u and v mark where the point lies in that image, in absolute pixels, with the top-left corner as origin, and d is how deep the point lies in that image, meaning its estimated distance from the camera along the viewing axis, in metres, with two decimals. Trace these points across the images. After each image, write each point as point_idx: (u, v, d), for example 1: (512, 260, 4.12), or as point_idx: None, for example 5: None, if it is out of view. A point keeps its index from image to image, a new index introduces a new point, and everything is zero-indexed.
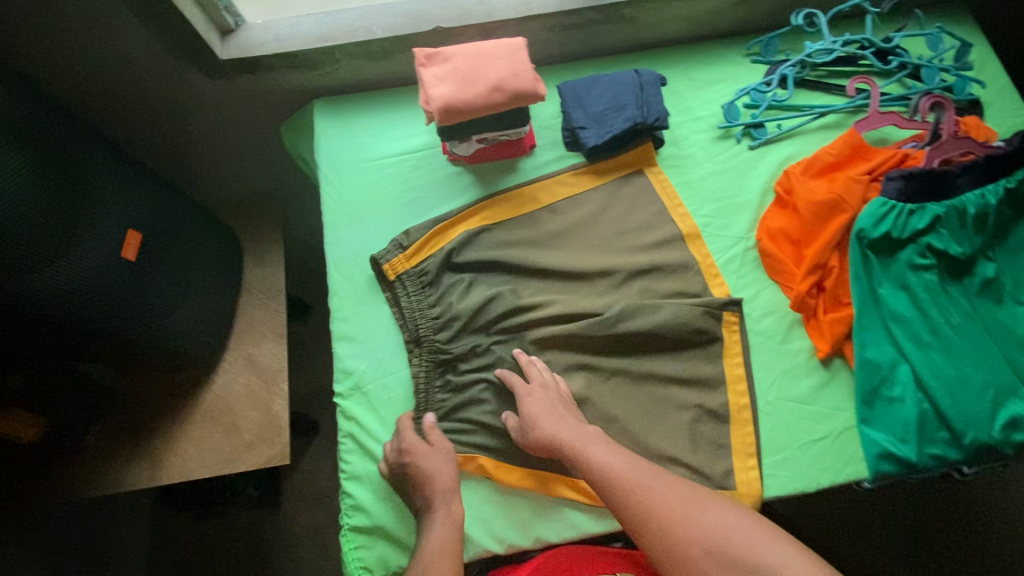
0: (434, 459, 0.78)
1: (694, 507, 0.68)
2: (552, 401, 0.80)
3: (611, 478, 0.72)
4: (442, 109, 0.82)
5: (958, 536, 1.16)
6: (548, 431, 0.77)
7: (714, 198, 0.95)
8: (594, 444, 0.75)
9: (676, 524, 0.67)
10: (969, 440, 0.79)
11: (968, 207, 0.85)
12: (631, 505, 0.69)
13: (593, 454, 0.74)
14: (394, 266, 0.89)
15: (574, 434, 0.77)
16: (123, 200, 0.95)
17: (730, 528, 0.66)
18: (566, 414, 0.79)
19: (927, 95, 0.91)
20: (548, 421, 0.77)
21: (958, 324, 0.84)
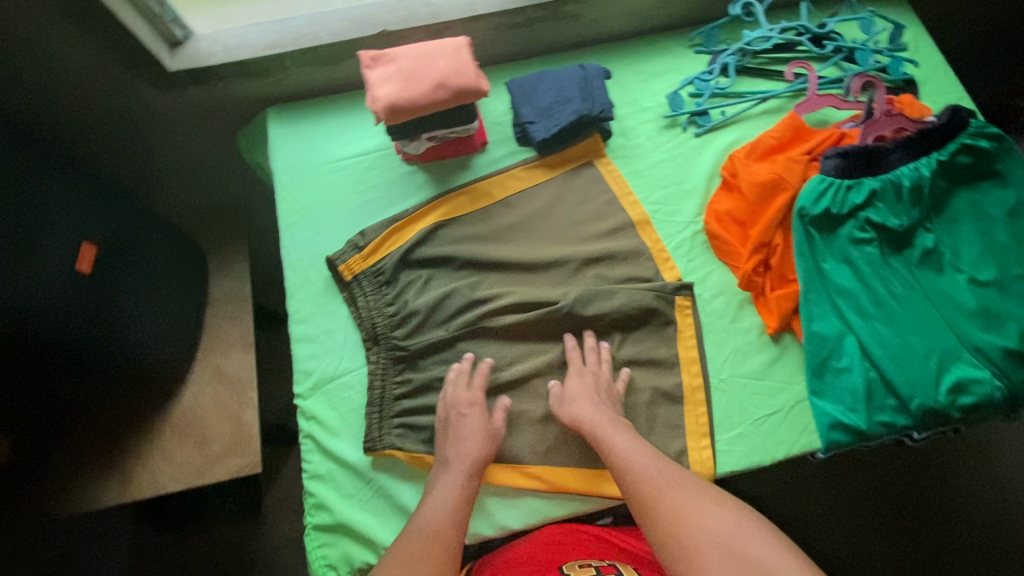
0: (472, 425, 0.80)
1: (706, 503, 0.68)
2: (591, 386, 0.82)
3: (631, 468, 0.74)
4: (387, 108, 0.83)
5: (931, 511, 1.17)
6: (585, 409, 0.80)
7: (663, 185, 0.98)
8: (619, 431, 0.78)
9: (688, 515, 0.67)
10: (915, 406, 0.81)
11: (903, 181, 0.88)
12: (645, 500, 0.70)
13: (617, 436, 0.77)
14: (351, 266, 0.90)
15: (603, 418, 0.79)
16: (76, 213, 0.95)
17: (739, 528, 0.64)
18: (600, 401, 0.81)
19: (859, 76, 0.96)
20: (584, 402, 0.81)
21: (901, 294, 0.86)
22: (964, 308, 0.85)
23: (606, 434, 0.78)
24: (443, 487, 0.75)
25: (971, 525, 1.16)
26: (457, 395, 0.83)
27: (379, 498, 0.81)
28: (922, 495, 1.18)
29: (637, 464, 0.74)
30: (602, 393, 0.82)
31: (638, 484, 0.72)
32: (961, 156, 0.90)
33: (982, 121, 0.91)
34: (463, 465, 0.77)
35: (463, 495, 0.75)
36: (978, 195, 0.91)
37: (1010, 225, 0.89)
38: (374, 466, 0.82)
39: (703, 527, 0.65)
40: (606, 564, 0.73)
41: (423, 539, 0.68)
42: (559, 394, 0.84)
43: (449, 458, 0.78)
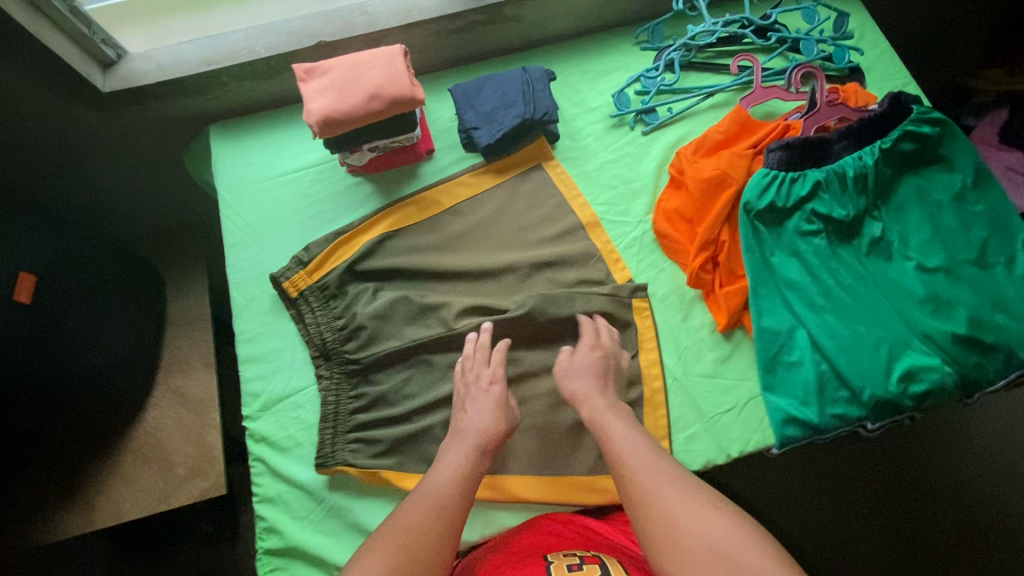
0: (485, 403, 0.78)
1: (702, 506, 0.63)
2: (600, 365, 0.82)
3: (625, 458, 0.71)
4: (321, 122, 0.81)
5: (916, 490, 1.17)
6: (580, 392, 0.80)
7: (612, 186, 0.97)
8: (611, 416, 0.77)
9: (682, 519, 0.62)
10: (867, 397, 0.81)
11: (847, 170, 0.87)
12: (641, 499, 0.66)
13: (612, 424, 0.76)
14: (295, 283, 0.88)
15: (597, 406, 0.78)
16: (12, 243, 0.94)
17: (735, 538, 0.59)
18: (606, 384, 0.81)
19: (798, 67, 0.95)
20: (587, 381, 0.81)
21: (850, 285, 0.86)
22: (914, 295, 0.85)
23: (602, 422, 0.76)
24: (451, 459, 0.73)
25: (945, 506, 1.16)
26: (477, 369, 0.82)
27: (331, 518, 0.79)
28: (897, 479, 1.18)
29: (636, 458, 0.70)
30: (608, 373, 0.83)
31: (634, 478, 0.68)
32: (906, 142, 0.89)
33: (926, 106, 0.90)
34: (474, 440, 0.75)
35: (471, 477, 0.72)
36: (925, 180, 0.90)
37: (956, 210, 0.88)
38: (326, 485, 0.80)
39: (696, 533, 0.60)
40: (592, 555, 0.66)
41: (419, 513, 0.66)
42: (566, 365, 0.83)
43: (462, 431, 0.77)
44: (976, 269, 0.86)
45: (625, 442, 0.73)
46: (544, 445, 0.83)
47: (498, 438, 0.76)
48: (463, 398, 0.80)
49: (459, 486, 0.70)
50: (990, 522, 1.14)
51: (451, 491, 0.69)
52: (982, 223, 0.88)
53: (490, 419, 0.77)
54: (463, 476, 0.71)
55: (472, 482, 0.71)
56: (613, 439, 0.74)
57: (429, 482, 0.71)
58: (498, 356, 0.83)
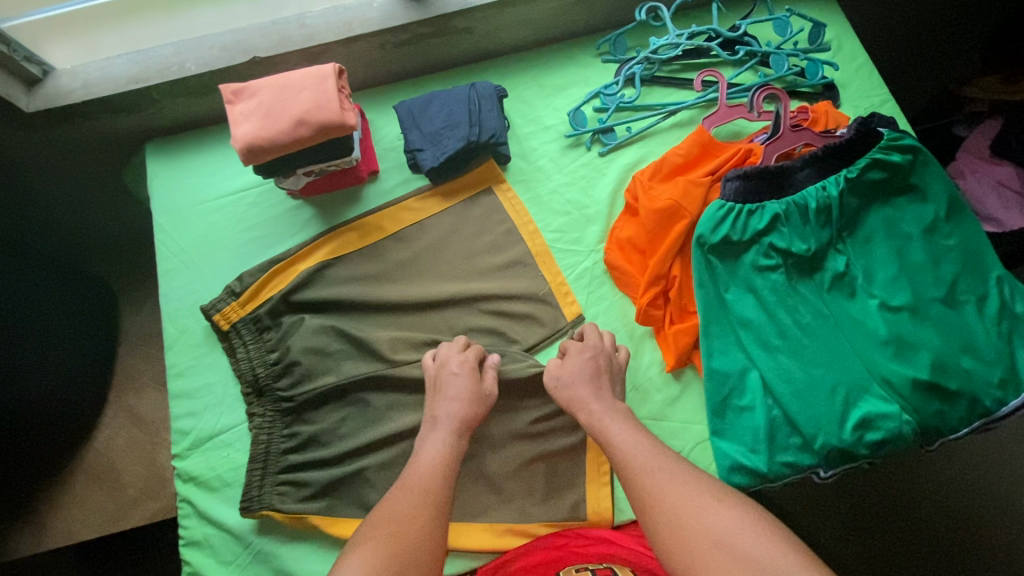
0: (459, 385, 0.76)
1: (706, 499, 0.60)
2: (592, 367, 0.77)
3: (627, 458, 0.67)
4: (245, 150, 0.77)
5: (982, 501, 1.03)
6: (576, 394, 0.75)
7: (564, 211, 0.92)
8: (615, 417, 0.72)
9: (688, 515, 0.59)
10: (820, 445, 0.76)
11: (809, 202, 0.82)
12: (644, 499, 0.62)
13: (616, 426, 0.71)
14: (227, 315, 0.85)
15: (597, 408, 0.73)
16: None
17: (741, 529, 0.57)
18: (601, 385, 0.76)
19: (761, 89, 0.88)
20: (580, 387, 0.75)
21: (809, 324, 0.81)
22: (876, 336, 0.80)
23: (604, 425, 0.72)
24: (429, 447, 0.71)
25: (981, 529, 1.02)
26: (450, 356, 0.80)
27: (258, 563, 0.77)
28: (922, 493, 1.05)
29: (641, 454, 0.67)
30: (603, 372, 0.78)
31: (636, 478, 0.64)
32: (873, 171, 0.83)
33: (896, 132, 0.85)
34: (449, 425, 0.73)
35: (455, 458, 0.71)
36: (894, 211, 0.85)
37: (926, 244, 0.83)
38: (255, 528, 0.78)
39: (701, 528, 0.58)
40: (603, 566, 0.64)
41: (401, 499, 0.64)
42: (557, 373, 0.78)
43: (436, 419, 0.75)
44: (943, 307, 0.81)
45: (627, 440, 0.69)
46: (482, 487, 0.80)
47: (473, 419, 0.75)
48: (435, 383, 0.78)
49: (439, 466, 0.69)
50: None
51: (434, 473, 0.68)
52: (954, 257, 0.82)
53: (461, 404, 0.75)
54: (445, 458, 0.70)
55: (453, 465, 0.70)
56: (613, 438, 0.70)
57: (412, 469, 0.69)
58: (474, 349, 0.81)
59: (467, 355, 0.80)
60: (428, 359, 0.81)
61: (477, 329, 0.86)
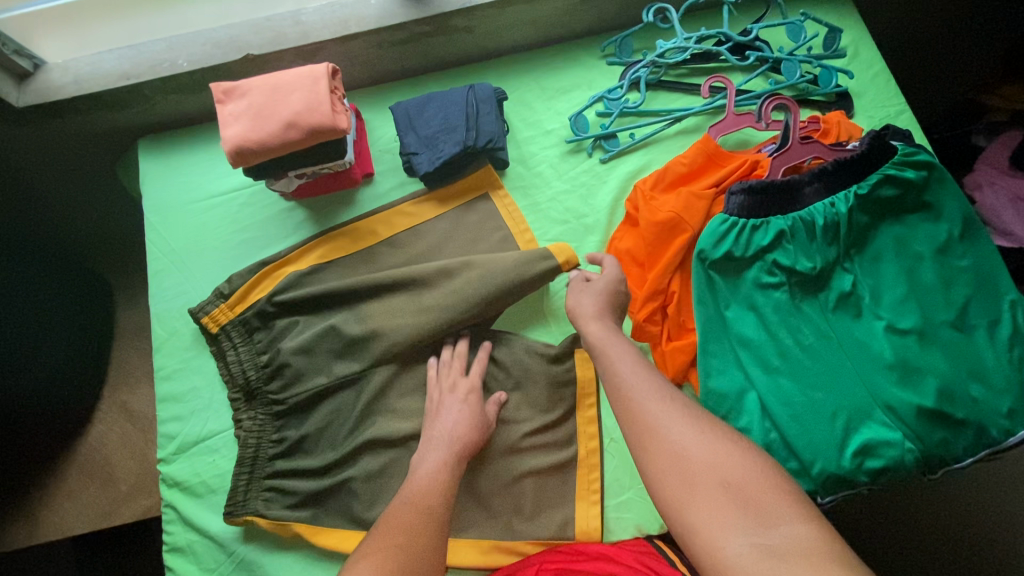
0: (467, 403, 0.76)
1: (708, 433, 0.54)
2: (604, 298, 0.74)
3: (627, 385, 0.61)
4: (233, 152, 0.75)
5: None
6: (582, 317, 0.72)
7: (562, 220, 0.89)
8: (617, 346, 0.67)
9: (689, 450, 0.53)
10: (817, 471, 0.74)
11: (817, 218, 0.79)
12: (643, 431, 0.56)
13: (617, 349, 0.66)
14: (215, 318, 0.83)
15: (601, 332, 0.69)
16: None
17: (745, 469, 0.50)
18: (609, 318, 0.72)
19: (771, 98, 0.83)
20: (587, 304, 0.73)
21: (810, 345, 0.78)
22: (880, 360, 0.77)
23: (604, 348, 0.67)
24: (426, 462, 0.69)
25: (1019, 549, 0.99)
26: (452, 379, 0.79)
27: (240, 572, 0.76)
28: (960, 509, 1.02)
29: (640, 384, 0.60)
30: (614, 303, 0.75)
31: (636, 407, 0.58)
32: (885, 188, 0.80)
33: (910, 147, 0.81)
34: (445, 445, 0.72)
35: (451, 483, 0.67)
36: (906, 229, 0.81)
37: (938, 265, 0.79)
38: (238, 536, 0.77)
39: (700, 465, 0.51)
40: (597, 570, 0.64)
41: (403, 511, 0.61)
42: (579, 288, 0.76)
43: (433, 439, 0.73)
44: (953, 331, 0.77)
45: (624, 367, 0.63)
46: (470, 501, 0.78)
47: (471, 443, 0.73)
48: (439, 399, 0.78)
49: (438, 484, 0.66)
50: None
51: (432, 491, 0.65)
52: (966, 280, 0.79)
53: (455, 428, 0.73)
54: (443, 481, 0.67)
55: (452, 480, 0.68)
56: (617, 367, 0.64)
57: (407, 484, 0.66)
58: (478, 367, 0.81)
59: (473, 375, 0.80)
60: (432, 373, 0.81)
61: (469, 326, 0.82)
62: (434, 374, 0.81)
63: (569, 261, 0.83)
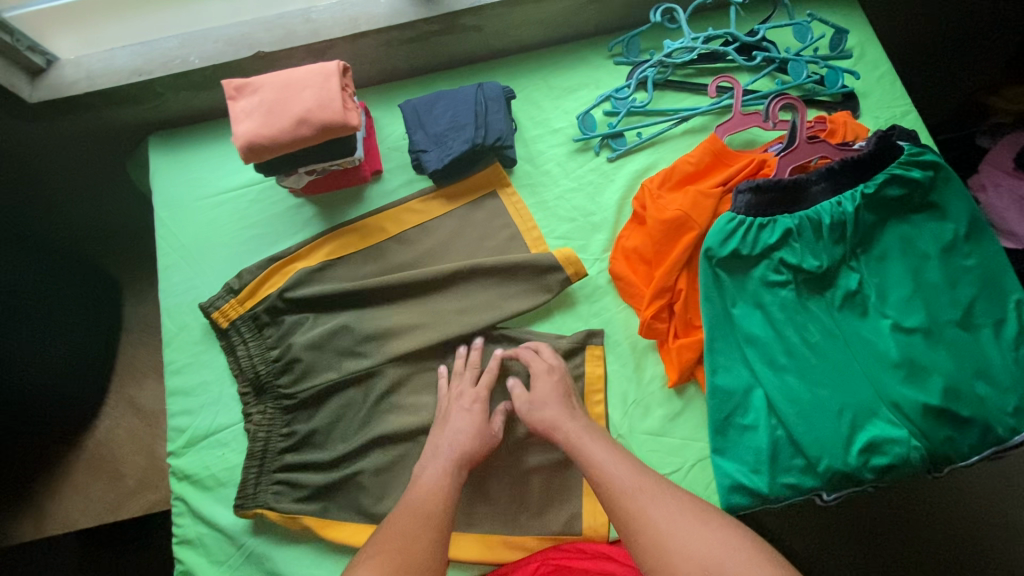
0: (475, 413, 0.76)
1: (690, 520, 0.62)
2: (561, 389, 0.78)
3: (609, 476, 0.68)
4: (245, 148, 0.75)
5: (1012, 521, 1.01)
6: (549, 420, 0.75)
7: (570, 218, 0.90)
8: (590, 437, 0.73)
9: (675, 540, 0.61)
10: (823, 468, 0.74)
11: (823, 217, 0.79)
12: (634, 520, 0.63)
13: (591, 443, 0.72)
14: (226, 312, 0.84)
15: (570, 429, 0.74)
16: None
17: (726, 550, 0.59)
18: (573, 405, 0.77)
19: (778, 99, 0.85)
20: (552, 409, 0.76)
21: (817, 343, 0.78)
22: (886, 358, 0.77)
23: (580, 442, 0.72)
24: (429, 472, 0.71)
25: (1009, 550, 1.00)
26: (461, 388, 0.79)
27: (250, 564, 0.76)
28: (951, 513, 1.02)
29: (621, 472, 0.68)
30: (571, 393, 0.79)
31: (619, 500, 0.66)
32: (892, 187, 0.81)
33: (917, 147, 0.82)
34: (450, 454, 0.73)
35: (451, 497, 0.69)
36: (912, 229, 0.82)
37: (943, 264, 0.80)
38: (248, 529, 0.77)
39: (686, 555, 0.59)
40: None
41: (405, 518, 0.65)
42: (527, 398, 0.78)
43: (438, 447, 0.74)
44: (959, 331, 0.78)
45: (605, 461, 0.69)
46: (477, 496, 0.79)
47: (474, 453, 0.74)
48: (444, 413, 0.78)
49: (439, 495, 0.69)
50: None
51: (433, 500, 0.68)
52: (971, 279, 0.80)
53: (465, 437, 0.74)
54: (444, 490, 0.69)
55: (453, 491, 0.70)
56: (597, 459, 0.70)
57: (409, 495, 0.69)
58: (490, 375, 0.81)
59: (484, 383, 0.80)
60: (443, 381, 0.82)
61: (484, 320, 0.84)
62: (444, 380, 0.82)
63: (578, 273, 0.84)
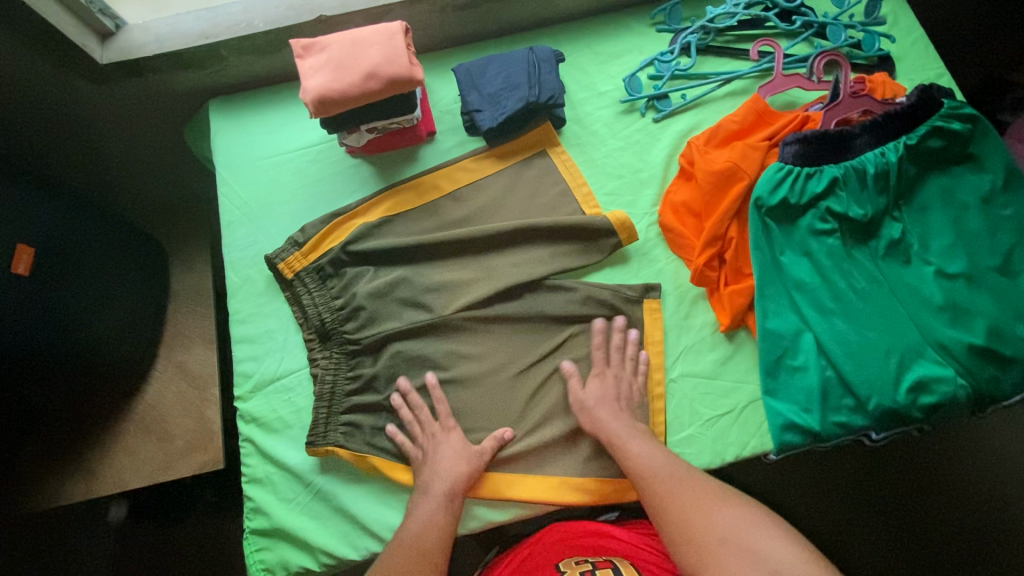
0: (449, 449, 0.78)
1: (714, 501, 0.69)
2: (608, 393, 0.80)
3: (644, 467, 0.73)
4: (316, 101, 0.79)
5: (971, 488, 1.11)
6: (598, 420, 0.78)
7: (618, 174, 0.93)
8: (637, 439, 0.76)
9: (699, 518, 0.67)
10: (873, 406, 0.77)
11: (867, 167, 0.83)
12: (667, 498, 0.70)
13: (636, 444, 0.75)
14: (290, 264, 0.87)
15: (620, 427, 0.77)
16: (37, 220, 0.93)
17: (745, 523, 0.66)
18: (620, 407, 0.79)
19: (822, 55, 0.90)
20: (603, 410, 0.79)
21: (863, 289, 0.81)
22: (931, 302, 0.80)
23: (623, 443, 0.76)
24: (420, 511, 0.73)
25: (961, 511, 1.10)
26: (429, 428, 0.80)
27: (318, 502, 0.79)
28: (919, 477, 1.12)
29: (651, 466, 0.73)
30: (621, 397, 0.80)
31: (652, 486, 0.71)
32: (932, 140, 0.84)
33: (956, 101, 0.85)
34: (441, 490, 0.74)
35: (450, 534, 0.72)
36: (951, 180, 0.85)
37: (983, 214, 0.83)
38: (317, 468, 0.80)
39: (710, 527, 0.66)
40: (604, 560, 0.72)
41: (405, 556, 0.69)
42: (580, 398, 0.81)
43: (425, 486, 0.75)
44: (999, 276, 0.81)
45: (643, 455, 0.74)
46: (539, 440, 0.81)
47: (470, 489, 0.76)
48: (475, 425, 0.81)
49: (439, 527, 0.72)
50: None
51: (432, 540, 0.70)
52: (1010, 228, 0.82)
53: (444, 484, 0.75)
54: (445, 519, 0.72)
55: (450, 523, 0.73)
56: (633, 455, 0.75)
57: (404, 529, 0.72)
58: (443, 407, 0.81)
59: (441, 418, 0.80)
60: (398, 435, 0.80)
61: (541, 273, 0.87)
62: (402, 434, 0.80)
63: (631, 238, 0.87)
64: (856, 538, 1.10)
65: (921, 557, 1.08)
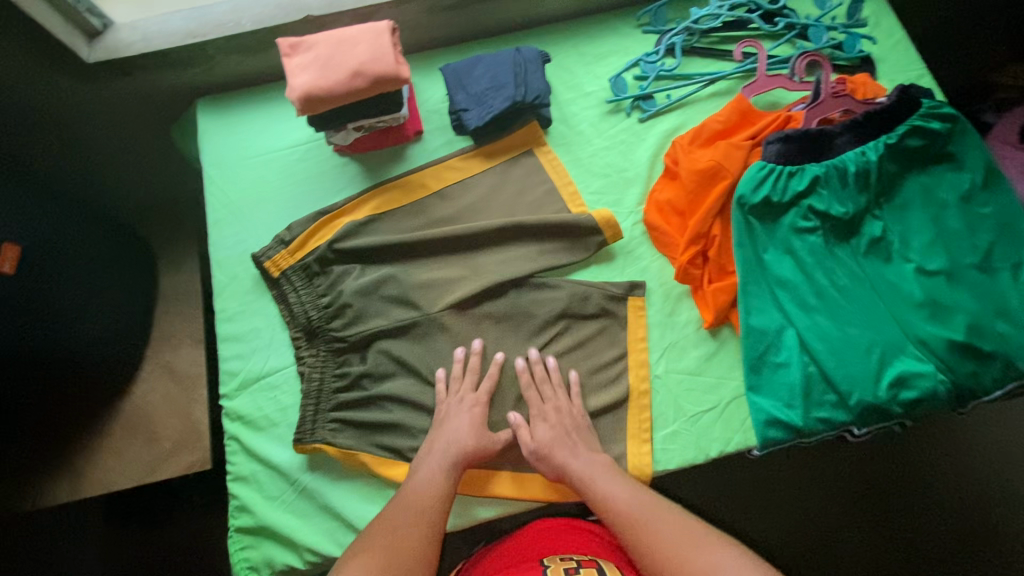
0: (469, 417, 0.78)
1: (702, 546, 0.63)
2: (561, 431, 0.78)
3: (618, 509, 0.69)
4: (302, 99, 0.79)
5: (955, 485, 1.12)
6: (559, 460, 0.76)
7: (604, 174, 0.94)
8: (604, 476, 0.73)
9: (678, 558, 0.62)
10: (854, 402, 0.78)
11: (848, 166, 0.84)
12: (648, 538, 0.66)
13: (606, 481, 0.73)
14: (277, 262, 0.87)
15: (582, 465, 0.75)
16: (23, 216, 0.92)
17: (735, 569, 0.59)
18: (575, 443, 0.77)
19: (802, 56, 0.92)
20: (558, 446, 0.76)
21: (845, 286, 0.82)
22: (911, 299, 0.81)
23: (589, 483, 0.73)
24: (424, 471, 0.73)
25: (944, 508, 1.11)
26: (461, 393, 0.80)
27: (304, 500, 0.79)
28: (903, 473, 1.13)
29: (630, 506, 0.69)
30: (572, 433, 0.78)
31: (632, 527, 0.67)
32: (912, 139, 0.85)
33: (936, 101, 0.86)
34: (448, 454, 0.74)
35: (449, 495, 0.71)
36: (931, 179, 0.86)
37: (962, 211, 0.84)
38: (302, 466, 0.80)
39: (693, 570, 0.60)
40: (589, 560, 0.70)
41: (395, 513, 0.68)
42: (530, 442, 0.78)
43: (434, 444, 0.76)
44: (979, 273, 0.82)
45: (612, 495, 0.71)
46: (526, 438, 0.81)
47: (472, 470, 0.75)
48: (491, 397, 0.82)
49: (438, 490, 0.71)
50: (1006, 558, 1.08)
51: (432, 495, 0.70)
52: (989, 226, 0.84)
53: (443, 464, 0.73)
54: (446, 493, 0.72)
55: (449, 487, 0.72)
56: (607, 495, 0.71)
57: (406, 486, 0.72)
58: (489, 382, 0.81)
59: (482, 391, 0.80)
60: (441, 386, 0.81)
61: (527, 271, 0.87)
62: (443, 385, 0.81)
63: (615, 237, 0.88)
64: (839, 534, 1.11)
65: (903, 552, 1.10)
